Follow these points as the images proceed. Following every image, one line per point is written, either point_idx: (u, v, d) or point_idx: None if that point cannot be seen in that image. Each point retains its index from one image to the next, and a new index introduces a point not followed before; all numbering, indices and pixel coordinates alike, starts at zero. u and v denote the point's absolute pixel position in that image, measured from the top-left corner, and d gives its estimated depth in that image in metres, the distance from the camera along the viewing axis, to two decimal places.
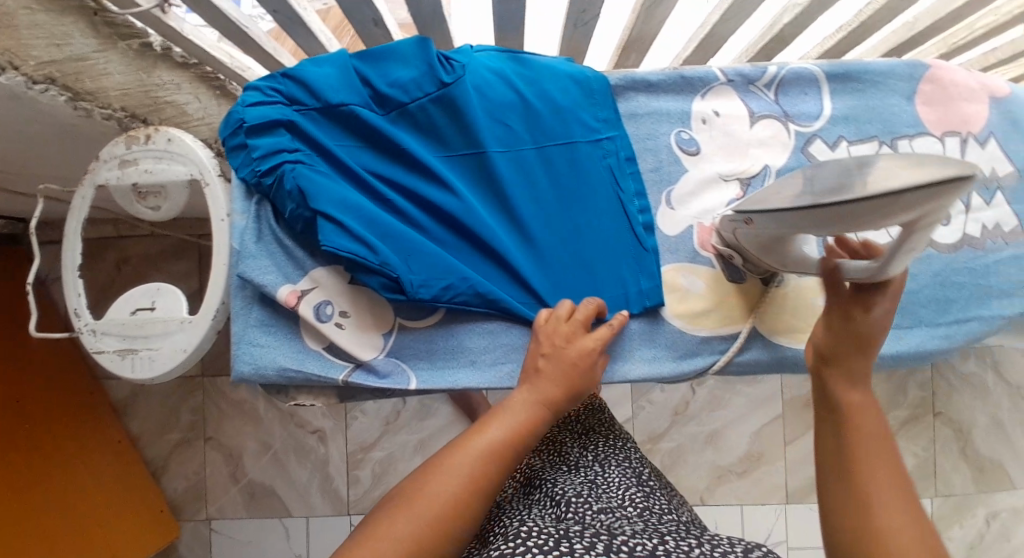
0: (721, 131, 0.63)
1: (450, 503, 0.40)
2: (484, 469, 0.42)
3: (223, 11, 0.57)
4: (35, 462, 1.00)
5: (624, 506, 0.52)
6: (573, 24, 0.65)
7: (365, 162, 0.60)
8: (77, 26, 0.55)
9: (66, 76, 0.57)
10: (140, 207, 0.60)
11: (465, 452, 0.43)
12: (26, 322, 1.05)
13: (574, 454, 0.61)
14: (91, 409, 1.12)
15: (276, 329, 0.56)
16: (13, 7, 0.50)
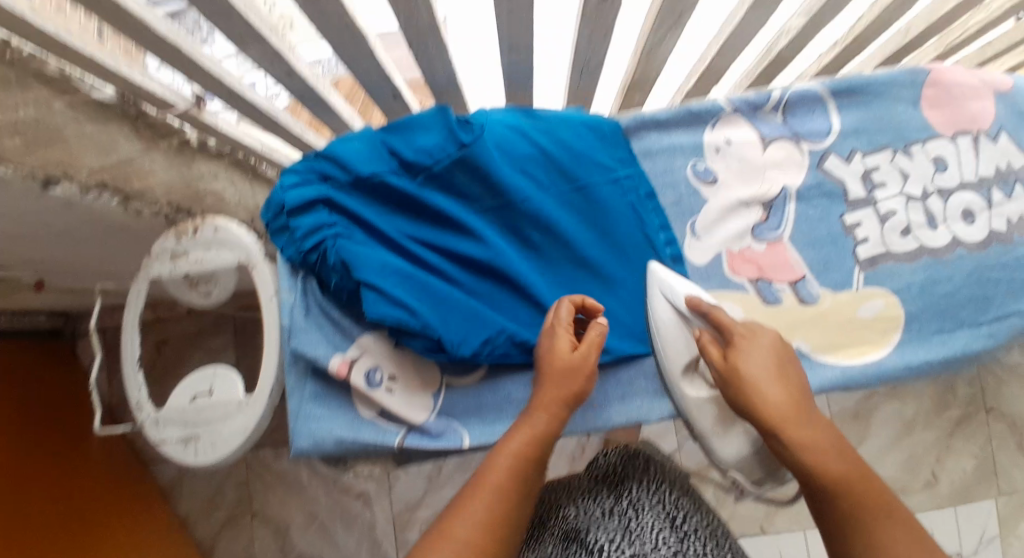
0: (735, 158, 0.64)
1: (481, 531, 0.44)
2: (501, 504, 0.46)
3: (253, 101, 0.60)
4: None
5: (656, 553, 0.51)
6: (578, 75, 0.68)
7: (400, 228, 0.62)
8: (122, 133, 0.58)
9: (113, 179, 0.60)
10: (190, 295, 0.63)
11: (484, 487, 0.47)
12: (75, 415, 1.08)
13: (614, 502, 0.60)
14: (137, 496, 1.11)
15: (329, 400, 0.58)
16: (62, 122, 0.50)
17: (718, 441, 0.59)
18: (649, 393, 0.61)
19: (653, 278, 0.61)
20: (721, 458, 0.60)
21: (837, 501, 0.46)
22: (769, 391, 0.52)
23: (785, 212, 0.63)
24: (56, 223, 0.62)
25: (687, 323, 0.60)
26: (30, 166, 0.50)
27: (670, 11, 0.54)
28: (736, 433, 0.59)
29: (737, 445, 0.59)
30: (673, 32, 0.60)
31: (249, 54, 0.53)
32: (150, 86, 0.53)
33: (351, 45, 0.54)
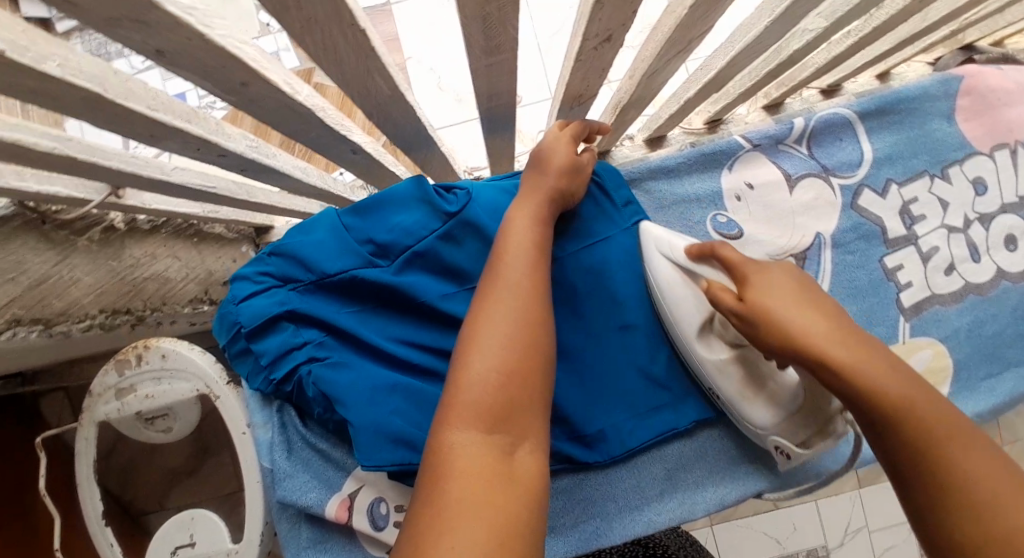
0: (760, 204, 0.56)
1: (476, 431, 0.32)
2: (489, 373, 0.35)
3: (175, 178, 0.51)
4: None
5: None
6: (568, 107, 0.59)
7: (386, 328, 0.52)
8: (28, 247, 0.48)
9: (27, 307, 0.52)
10: (150, 431, 0.54)
11: (464, 382, 0.34)
12: None
13: None
14: None
15: (331, 546, 0.50)
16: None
17: (745, 405, 0.49)
18: (688, 486, 0.54)
19: (648, 237, 0.54)
20: (756, 425, 0.49)
21: (896, 428, 0.34)
22: (800, 319, 0.40)
23: (821, 261, 0.56)
24: None
25: (693, 277, 0.50)
26: None
27: (678, 39, 0.47)
28: (770, 394, 0.48)
29: (770, 391, 0.48)
30: (679, 57, 0.52)
31: (167, 145, 0.43)
32: (50, 189, 0.43)
33: (291, 116, 0.44)
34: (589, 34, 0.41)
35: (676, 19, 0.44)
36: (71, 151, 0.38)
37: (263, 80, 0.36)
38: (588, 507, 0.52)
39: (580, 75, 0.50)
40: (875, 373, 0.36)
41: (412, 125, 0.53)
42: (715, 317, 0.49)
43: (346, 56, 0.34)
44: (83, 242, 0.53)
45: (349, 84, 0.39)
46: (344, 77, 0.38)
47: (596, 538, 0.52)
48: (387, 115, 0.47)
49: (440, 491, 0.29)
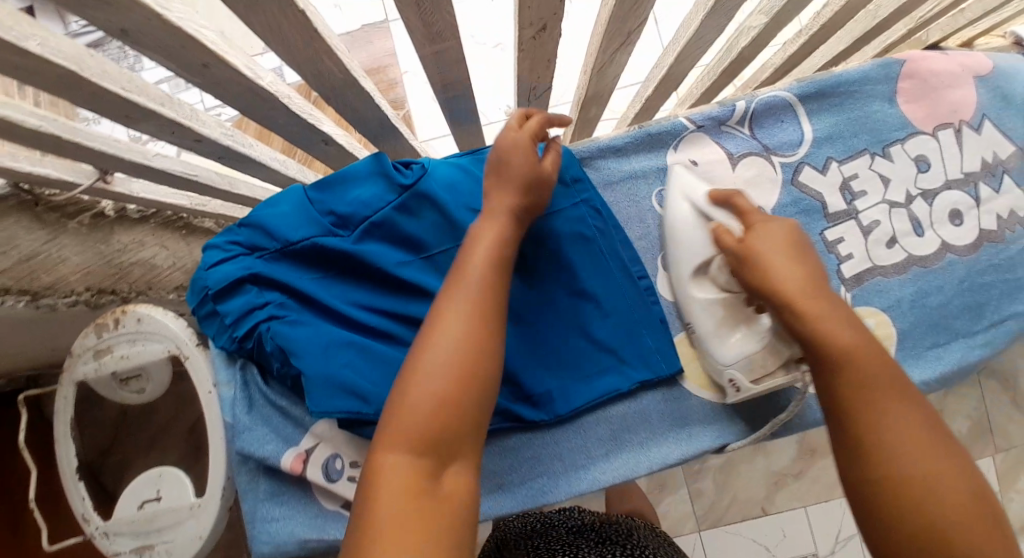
0: (703, 181, 0.59)
1: (407, 464, 0.32)
2: (427, 402, 0.34)
3: (162, 166, 0.56)
4: None
5: None
6: (525, 100, 0.63)
7: (345, 295, 0.55)
8: (20, 226, 0.52)
9: (18, 279, 0.56)
10: (125, 392, 0.57)
11: (401, 408, 0.34)
12: None
13: None
14: None
15: (289, 498, 0.52)
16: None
17: (716, 338, 0.51)
18: (635, 447, 0.55)
19: (675, 180, 0.56)
20: (718, 356, 0.51)
21: (844, 376, 0.36)
22: (786, 271, 0.41)
23: None
24: None
25: (707, 220, 0.52)
26: None
27: (615, 32, 0.51)
28: (744, 332, 0.50)
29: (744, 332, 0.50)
30: (623, 50, 0.56)
31: (144, 127, 0.47)
32: (40, 170, 0.47)
33: (257, 102, 0.49)
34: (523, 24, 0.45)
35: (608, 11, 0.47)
36: (57, 131, 0.42)
37: (222, 62, 0.40)
38: (536, 462, 0.54)
39: (527, 66, 0.54)
40: (827, 319, 0.38)
41: (374, 113, 0.57)
42: (714, 260, 0.51)
43: (291, 38, 0.38)
44: (73, 226, 0.58)
45: (302, 68, 0.43)
46: (295, 59, 0.41)
47: (543, 494, 0.54)
48: (345, 100, 0.51)
49: (367, 527, 0.30)
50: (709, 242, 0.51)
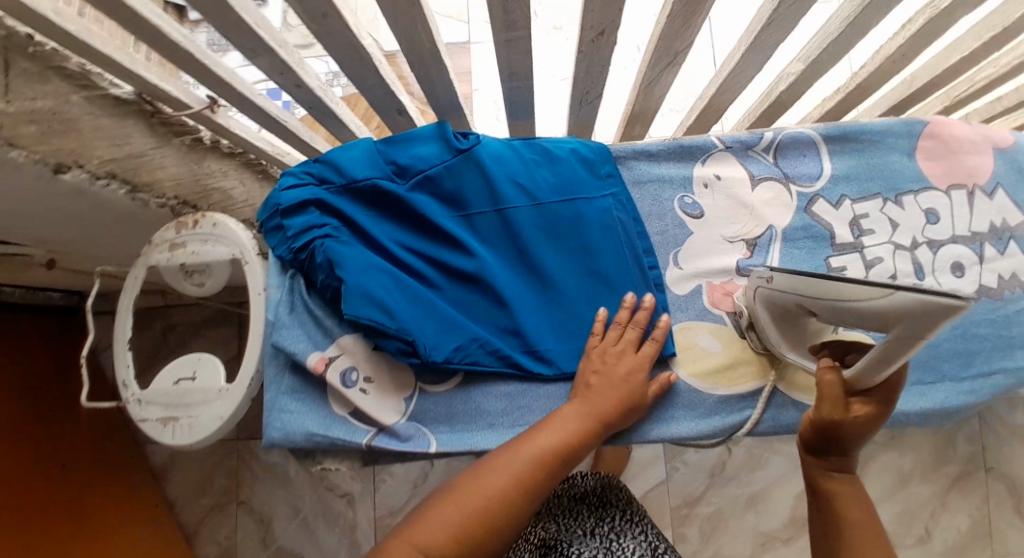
0: (724, 194, 0.64)
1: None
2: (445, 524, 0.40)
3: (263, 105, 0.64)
4: None
5: None
6: (577, 104, 0.71)
7: (390, 234, 0.62)
8: (136, 129, 0.61)
9: (124, 170, 0.63)
10: (186, 284, 0.65)
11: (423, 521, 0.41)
12: (48, 418, 1.20)
13: (590, 521, 0.66)
14: (88, 515, 1.18)
15: (305, 396, 0.58)
16: (78, 114, 0.54)
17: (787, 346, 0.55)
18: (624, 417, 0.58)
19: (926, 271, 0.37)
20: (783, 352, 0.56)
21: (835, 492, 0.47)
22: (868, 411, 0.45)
23: (771, 250, 0.63)
24: (72, 207, 0.65)
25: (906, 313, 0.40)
26: (42, 154, 0.54)
27: (664, 50, 0.58)
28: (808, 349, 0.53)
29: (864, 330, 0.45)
30: (670, 70, 0.64)
31: (261, 62, 0.57)
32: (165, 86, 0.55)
33: (354, 58, 0.58)
34: (587, 26, 0.53)
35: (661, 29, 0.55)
36: (193, 49, 0.50)
37: (338, 14, 0.49)
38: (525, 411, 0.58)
39: (584, 69, 0.62)
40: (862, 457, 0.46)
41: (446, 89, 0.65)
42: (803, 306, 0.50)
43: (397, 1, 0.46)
44: (177, 139, 0.66)
45: (399, 30, 0.51)
46: (395, 22, 0.50)
47: None
48: (425, 69, 0.60)
49: None
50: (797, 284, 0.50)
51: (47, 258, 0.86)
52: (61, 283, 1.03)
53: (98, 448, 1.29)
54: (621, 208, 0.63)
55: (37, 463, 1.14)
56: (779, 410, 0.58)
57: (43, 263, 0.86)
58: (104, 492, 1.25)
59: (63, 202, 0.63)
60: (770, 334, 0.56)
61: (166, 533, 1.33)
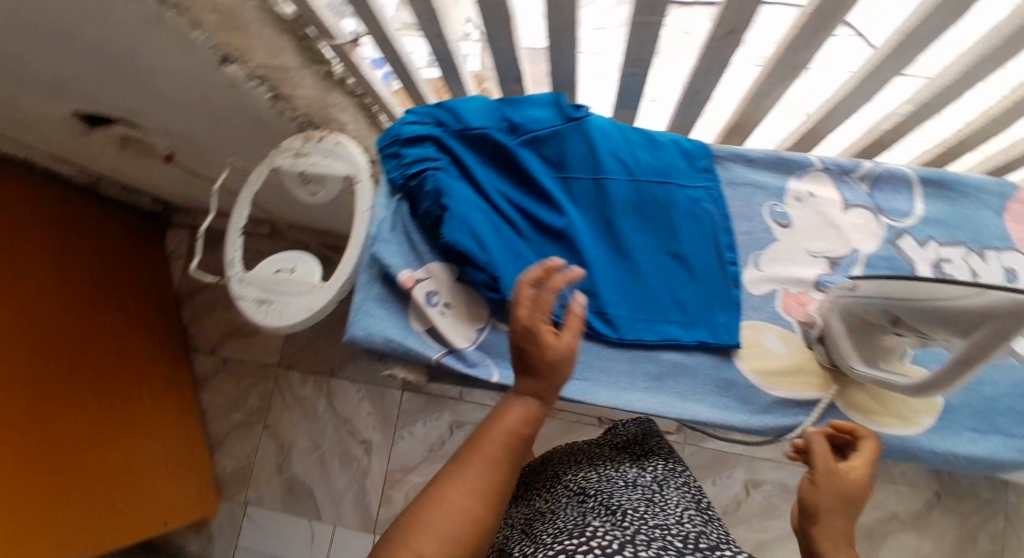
0: (816, 211, 0.66)
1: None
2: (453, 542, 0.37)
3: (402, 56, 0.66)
4: (78, 457, 1.11)
5: (675, 518, 0.63)
6: (686, 103, 0.72)
7: (491, 181, 0.67)
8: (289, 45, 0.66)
9: (273, 78, 0.67)
10: (300, 190, 0.71)
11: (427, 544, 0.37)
12: (112, 308, 1.29)
13: (633, 470, 0.76)
14: (129, 407, 1.25)
15: (389, 306, 0.64)
16: (249, 18, 0.59)
17: (851, 355, 0.58)
18: (678, 392, 0.60)
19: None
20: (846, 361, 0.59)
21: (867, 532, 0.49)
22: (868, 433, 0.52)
23: (850, 272, 0.64)
24: (210, 105, 0.72)
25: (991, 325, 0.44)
26: (215, 40, 0.58)
27: (786, 64, 0.60)
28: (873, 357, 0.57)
29: (948, 337, 0.48)
30: (787, 83, 0.66)
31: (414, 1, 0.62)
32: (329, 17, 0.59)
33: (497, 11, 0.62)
34: (717, 24, 0.56)
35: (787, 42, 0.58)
36: None
37: None
38: (585, 365, 0.61)
39: (706, 65, 0.64)
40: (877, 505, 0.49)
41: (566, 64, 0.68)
42: (877, 315, 0.54)
43: None
44: (316, 65, 0.72)
45: None
46: None
47: (583, 394, 0.60)
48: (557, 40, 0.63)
49: None
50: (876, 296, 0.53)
51: (167, 153, 0.93)
52: (167, 182, 1.13)
53: (149, 348, 1.38)
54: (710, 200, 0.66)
55: (103, 341, 1.24)
56: (829, 422, 0.61)
57: (164, 155, 0.94)
58: (150, 383, 1.34)
59: (206, 99, 0.70)
60: (836, 343, 0.59)
61: (194, 435, 1.43)
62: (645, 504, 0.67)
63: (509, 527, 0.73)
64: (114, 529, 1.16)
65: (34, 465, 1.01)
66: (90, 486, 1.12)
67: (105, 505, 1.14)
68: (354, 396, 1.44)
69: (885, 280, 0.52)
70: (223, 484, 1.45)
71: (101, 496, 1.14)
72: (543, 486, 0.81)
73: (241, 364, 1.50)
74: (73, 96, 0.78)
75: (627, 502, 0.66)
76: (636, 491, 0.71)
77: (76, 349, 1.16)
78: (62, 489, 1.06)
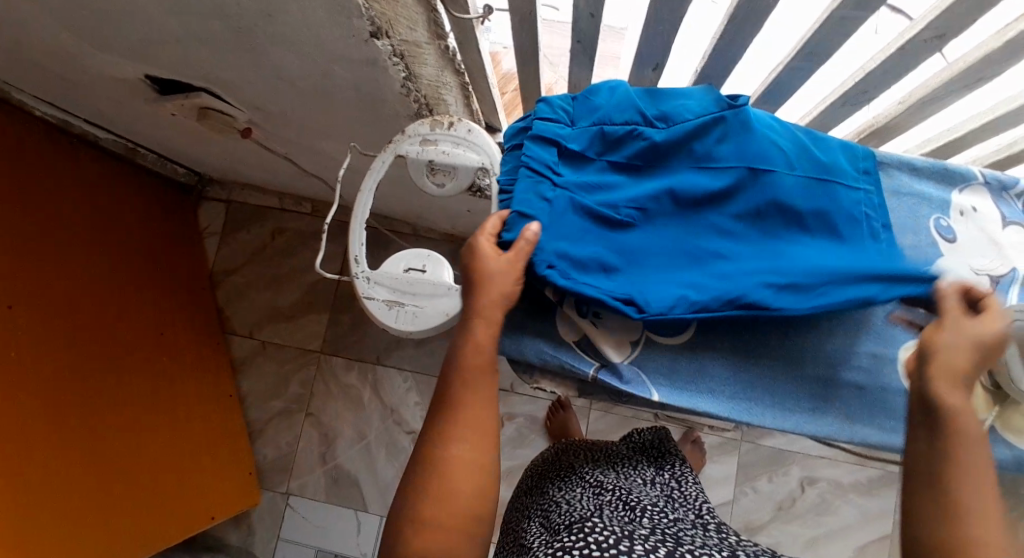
0: (977, 227, 0.64)
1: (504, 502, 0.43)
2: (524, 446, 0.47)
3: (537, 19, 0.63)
4: (107, 453, 1.05)
5: (693, 524, 0.61)
6: (840, 104, 0.67)
7: (619, 178, 0.60)
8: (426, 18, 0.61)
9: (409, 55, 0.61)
10: (428, 181, 0.66)
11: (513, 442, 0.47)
12: (143, 292, 1.22)
13: (649, 471, 0.73)
14: (161, 396, 1.20)
15: (535, 314, 0.60)
16: None
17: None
18: (845, 415, 0.58)
19: None
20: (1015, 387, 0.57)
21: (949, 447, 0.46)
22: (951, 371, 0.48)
23: (1012, 293, 0.63)
24: (326, 82, 0.66)
25: None
26: (375, 13, 0.52)
27: (975, 72, 0.58)
28: None
29: None
30: (959, 92, 0.62)
31: None
32: None
33: (668, 1, 0.55)
34: (930, 25, 0.51)
35: (985, 52, 0.55)
36: None
37: None
38: (750, 387, 0.58)
39: (882, 71, 0.59)
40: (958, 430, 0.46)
41: (725, 59, 0.63)
42: None
43: None
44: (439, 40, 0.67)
45: None
46: None
47: (751, 416, 0.58)
48: (731, 35, 0.57)
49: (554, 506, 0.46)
50: None
51: (246, 126, 0.87)
52: (226, 155, 1.06)
53: (184, 332, 1.31)
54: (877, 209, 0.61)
55: (139, 324, 1.19)
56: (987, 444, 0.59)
57: (241, 130, 0.88)
58: (187, 368, 1.29)
59: (324, 75, 0.64)
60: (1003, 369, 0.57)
61: (234, 422, 1.38)
62: (663, 503, 0.64)
63: (527, 523, 0.67)
64: (149, 525, 1.11)
65: (79, 456, 0.99)
66: (118, 484, 1.06)
67: (136, 502, 1.09)
68: (400, 384, 1.39)
69: None
70: (263, 472, 1.41)
71: (131, 493, 1.09)
72: (556, 477, 0.75)
73: (281, 349, 1.44)
74: (159, 61, 0.71)
75: (645, 499, 0.62)
76: (653, 490, 0.68)
77: (106, 340, 1.10)
78: (90, 489, 1.00)
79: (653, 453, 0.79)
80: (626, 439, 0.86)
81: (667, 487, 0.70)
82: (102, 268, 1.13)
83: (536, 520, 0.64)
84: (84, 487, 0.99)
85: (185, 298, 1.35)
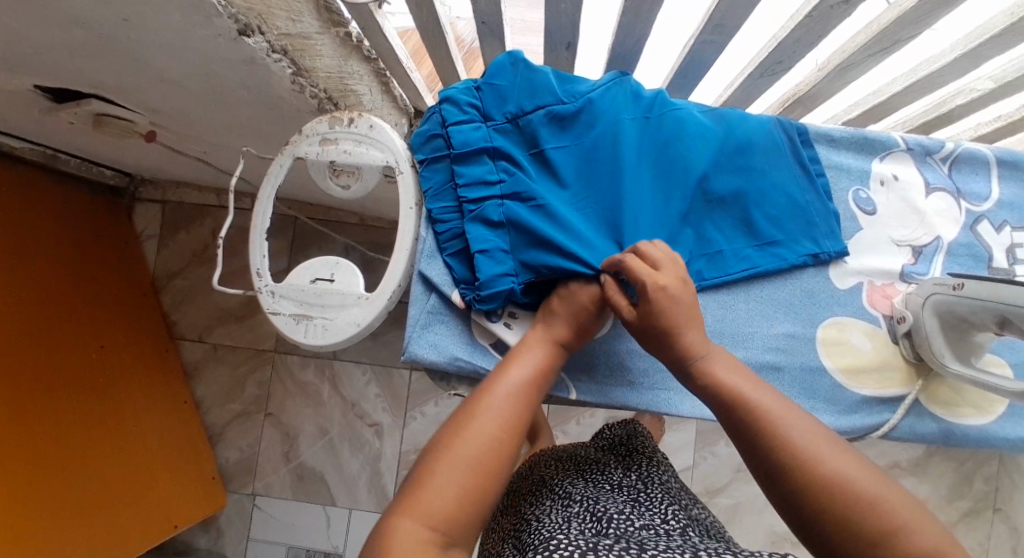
0: (898, 196, 0.63)
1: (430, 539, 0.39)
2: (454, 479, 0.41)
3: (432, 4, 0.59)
4: (52, 475, 1.01)
5: (664, 525, 0.58)
6: (758, 74, 0.64)
7: (537, 171, 0.59)
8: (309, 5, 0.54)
9: (294, 51, 0.57)
10: (332, 183, 0.62)
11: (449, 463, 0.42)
12: (76, 303, 1.16)
13: (618, 475, 0.70)
14: (107, 410, 1.15)
15: (447, 320, 0.59)
16: None
17: (946, 353, 0.56)
18: None
19: None
20: (935, 358, 0.57)
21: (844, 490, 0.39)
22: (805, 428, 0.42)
23: (933, 262, 0.62)
24: (210, 80, 0.61)
25: None
26: (237, 8, 0.47)
27: (889, 34, 0.55)
28: (966, 352, 0.55)
29: None
30: (876, 56, 0.60)
31: None
32: None
33: None
34: None
35: (898, 14, 0.53)
36: None
37: None
38: (666, 376, 0.59)
39: (795, 39, 0.56)
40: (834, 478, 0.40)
41: (635, 34, 0.59)
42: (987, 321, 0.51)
43: None
44: (333, 28, 0.59)
45: None
46: None
47: (667, 406, 0.59)
48: (634, 11, 0.54)
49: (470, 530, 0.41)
50: (978, 301, 0.50)
51: (149, 130, 0.82)
52: (142, 160, 1.00)
53: (129, 341, 1.27)
54: (801, 176, 0.61)
55: (77, 338, 1.13)
56: (912, 416, 0.60)
57: (145, 134, 0.82)
58: (135, 379, 1.25)
59: (206, 73, 0.59)
60: (926, 340, 0.57)
61: (191, 429, 1.35)
62: (631, 508, 0.61)
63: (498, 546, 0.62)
64: (104, 542, 1.08)
65: (20, 483, 0.95)
66: (66, 506, 1.03)
67: (88, 521, 1.06)
68: (359, 378, 1.37)
69: (992, 282, 0.49)
70: (228, 475, 1.40)
71: (82, 514, 1.05)
72: (530, 495, 0.72)
73: (234, 351, 1.41)
74: (29, 68, 0.65)
75: (613, 508, 0.59)
76: (621, 495, 0.64)
77: (40, 359, 1.04)
78: (34, 514, 0.96)
79: (623, 453, 0.77)
80: (599, 438, 0.87)
81: (635, 489, 0.67)
82: (32, 284, 1.07)
83: (508, 545, 0.60)
84: (27, 514, 0.95)
85: (127, 307, 1.30)
